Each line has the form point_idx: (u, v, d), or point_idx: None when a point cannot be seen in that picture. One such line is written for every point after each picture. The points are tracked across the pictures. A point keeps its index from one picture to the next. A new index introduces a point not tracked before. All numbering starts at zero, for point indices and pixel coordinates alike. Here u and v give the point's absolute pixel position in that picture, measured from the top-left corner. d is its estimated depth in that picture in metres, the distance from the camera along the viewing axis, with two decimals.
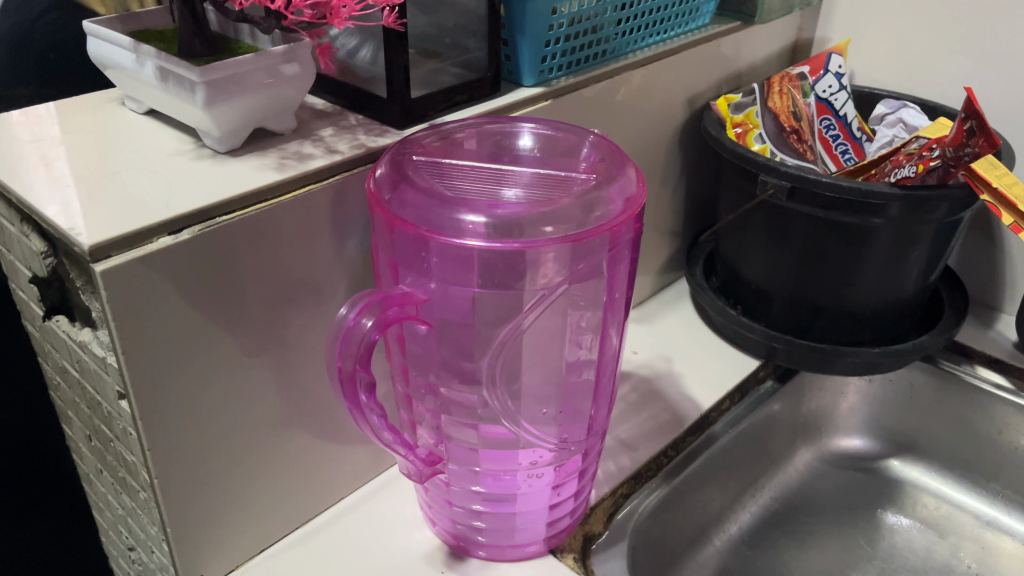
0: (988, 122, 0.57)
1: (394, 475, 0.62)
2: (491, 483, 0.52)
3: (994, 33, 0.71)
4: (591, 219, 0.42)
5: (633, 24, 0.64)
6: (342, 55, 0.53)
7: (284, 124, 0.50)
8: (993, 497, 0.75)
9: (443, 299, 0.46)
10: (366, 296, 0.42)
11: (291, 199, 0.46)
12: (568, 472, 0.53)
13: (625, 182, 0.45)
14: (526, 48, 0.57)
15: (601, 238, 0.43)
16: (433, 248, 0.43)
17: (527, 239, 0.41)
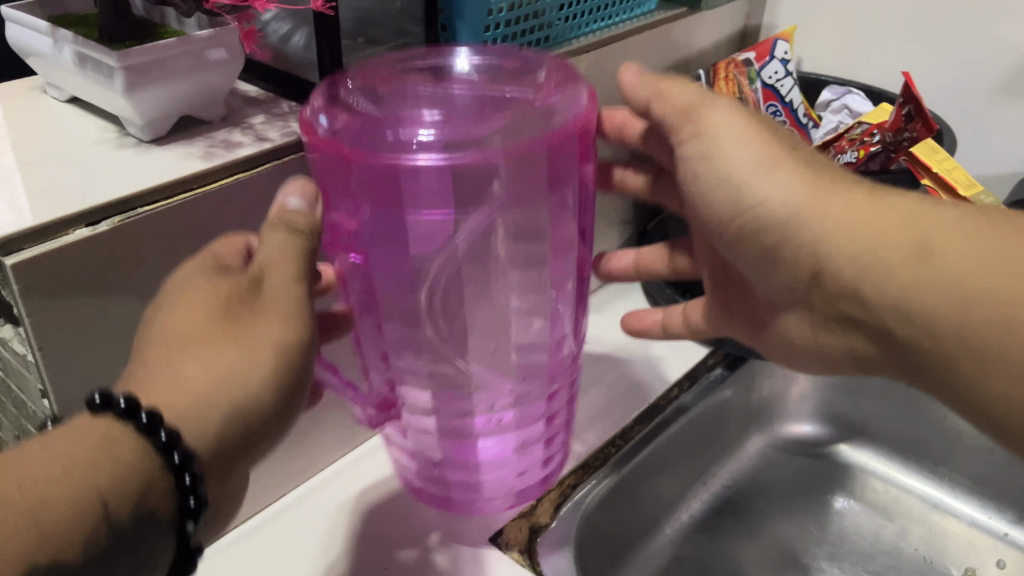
0: (926, 106, 0.57)
1: (345, 466, 0.62)
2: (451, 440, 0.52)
3: (937, 19, 0.71)
4: (534, 142, 0.41)
5: (576, 9, 0.63)
6: (275, 41, 0.52)
7: (213, 112, 0.48)
8: (939, 481, 0.76)
9: (377, 230, 0.43)
10: (297, 184, 0.41)
11: (218, 189, 0.44)
12: (530, 418, 0.53)
13: (565, 95, 0.44)
14: (466, 32, 0.56)
15: (540, 157, 0.42)
16: (361, 183, 0.40)
17: (462, 155, 0.40)
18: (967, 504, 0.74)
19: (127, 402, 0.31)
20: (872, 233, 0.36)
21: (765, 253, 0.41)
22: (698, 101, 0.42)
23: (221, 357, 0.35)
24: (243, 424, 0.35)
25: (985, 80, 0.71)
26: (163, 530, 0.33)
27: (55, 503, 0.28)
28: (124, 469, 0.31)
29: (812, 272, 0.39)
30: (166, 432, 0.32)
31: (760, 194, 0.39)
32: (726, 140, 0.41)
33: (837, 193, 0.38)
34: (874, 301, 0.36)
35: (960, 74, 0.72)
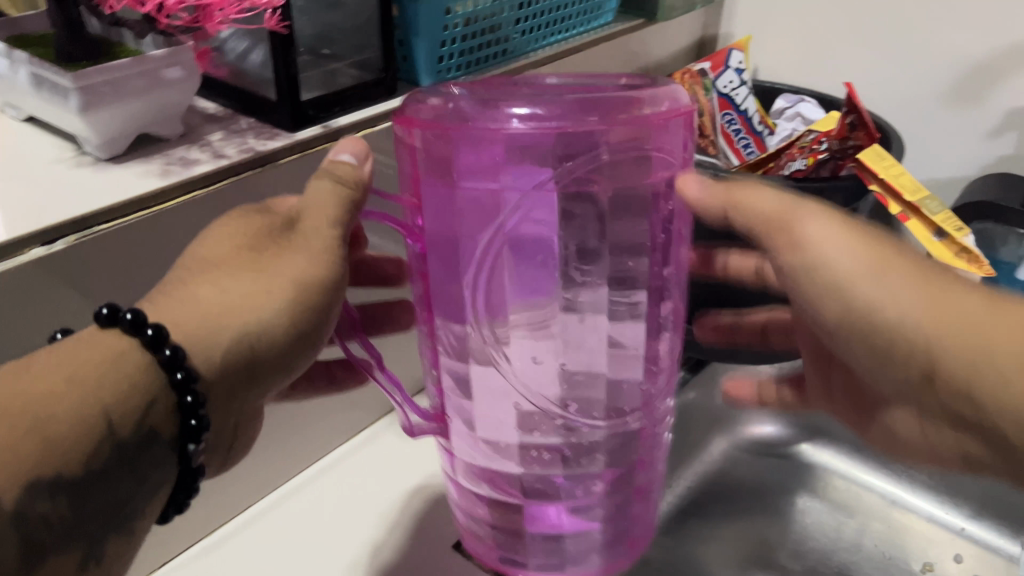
0: (867, 116, 0.61)
1: (315, 475, 0.62)
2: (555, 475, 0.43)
3: (884, 28, 0.73)
4: (640, 118, 0.36)
5: (533, 22, 0.65)
6: (233, 58, 0.53)
7: (171, 129, 0.49)
8: (899, 477, 0.77)
9: (453, 220, 0.38)
10: (358, 141, 0.43)
11: (175, 206, 0.45)
12: (643, 455, 0.44)
13: (664, 87, 0.39)
14: (422, 47, 0.57)
15: (658, 125, 0.36)
16: (436, 142, 0.36)
17: (577, 120, 0.35)
18: (926, 500, 0.75)
19: (134, 317, 0.35)
20: (988, 339, 0.33)
21: (869, 353, 0.37)
22: (786, 205, 0.37)
23: (237, 284, 0.39)
24: (251, 350, 0.38)
25: (934, 86, 0.72)
26: (165, 446, 0.37)
27: (63, 408, 0.33)
28: (131, 379, 0.35)
29: (921, 376, 0.36)
30: (169, 348, 0.35)
31: (868, 295, 0.35)
32: (826, 243, 0.36)
33: (946, 292, 0.35)
34: (992, 409, 0.34)
35: (911, 80, 0.74)
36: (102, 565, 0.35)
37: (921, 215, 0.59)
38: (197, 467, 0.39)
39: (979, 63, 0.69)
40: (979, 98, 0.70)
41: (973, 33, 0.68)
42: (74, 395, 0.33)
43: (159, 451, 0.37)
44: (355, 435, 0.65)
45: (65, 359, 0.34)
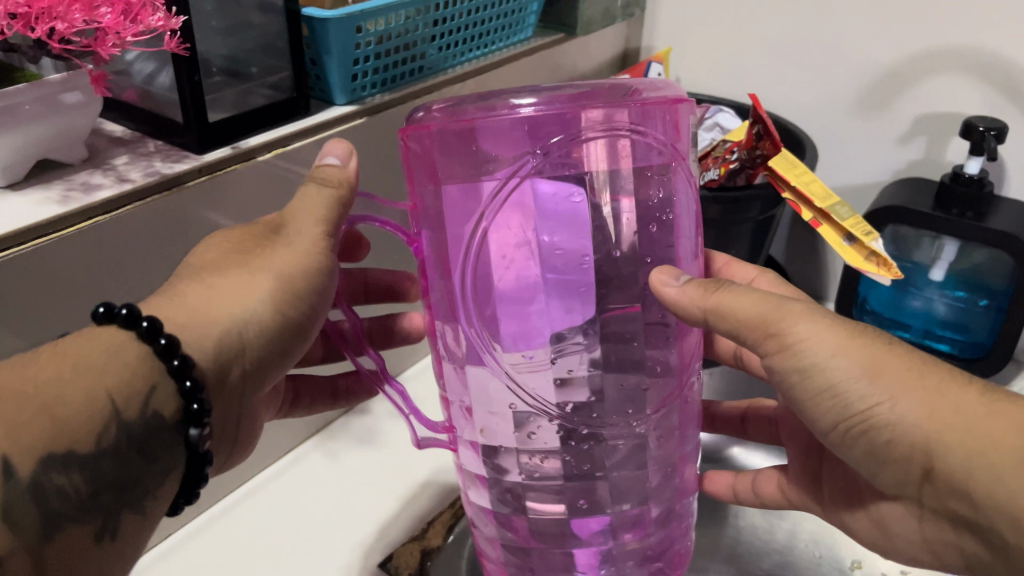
0: (772, 125, 0.61)
1: (245, 495, 0.63)
2: (581, 501, 0.44)
3: (794, 38, 0.76)
4: (611, 109, 0.39)
5: (451, 38, 0.65)
6: (141, 80, 0.52)
7: (74, 154, 0.49)
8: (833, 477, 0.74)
9: (450, 213, 0.41)
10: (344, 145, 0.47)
11: (75, 233, 0.45)
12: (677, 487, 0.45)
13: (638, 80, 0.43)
14: (335, 67, 0.58)
15: (648, 114, 0.40)
16: (440, 140, 0.40)
17: (572, 112, 0.39)
18: None
19: (129, 311, 0.37)
20: (980, 438, 0.35)
21: (871, 454, 0.39)
22: (771, 308, 0.39)
23: (227, 281, 0.41)
24: (243, 338, 0.40)
25: (846, 94, 0.74)
26: (172, 433, 0.38)
27: (71, 390, 0.34)
28: (131, 368, 0.37)
29: (922, 470, 0.38)
30: (165, 337, 0.37)
31: (870, 401, 0.37)
32: (820, 348, 0.38)
33: (947, 395, 0.37)
34: (986, 505, 0.36)
35: (824, 89, 0.76)
36: (117, 541, 0.36)
37: (831, 220, 0.58)
38: (205, 451, 0.39)
39: (887, 71, 0.71)
40: (888, 105, 0.72)
41: (879, 42, 0.70)
42: (78, 381, 0.35)
43: (165, 438, 0.38)
44: (283, 456, 0.67)
45: (68, 351, 0.36)
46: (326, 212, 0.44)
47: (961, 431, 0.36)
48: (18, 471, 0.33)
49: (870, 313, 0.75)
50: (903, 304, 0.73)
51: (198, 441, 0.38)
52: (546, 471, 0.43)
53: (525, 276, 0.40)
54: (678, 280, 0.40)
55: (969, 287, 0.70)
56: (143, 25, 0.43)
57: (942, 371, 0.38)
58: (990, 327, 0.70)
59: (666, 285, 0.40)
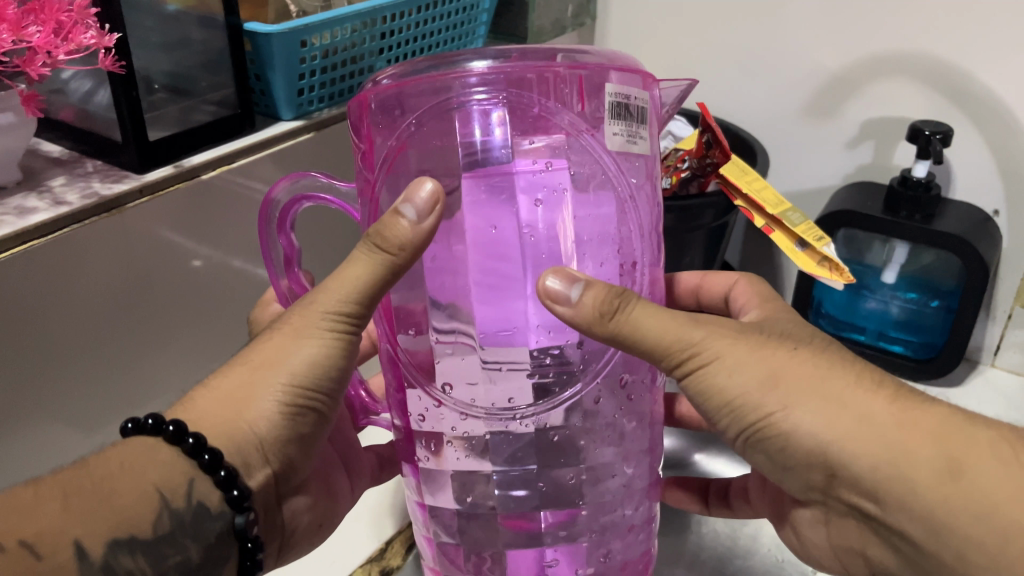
0: (721, 135, 0.61)
1: None
2: (467, 496, 0.42)
3: (739, 47, 0.77)
4: (503, 72, 0.38)
5: (399, 52, 0.66)
6: (78, 98, 0.51)
7: (7, 176, 0.47)
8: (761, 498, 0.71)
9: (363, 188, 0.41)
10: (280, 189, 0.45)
11: (7, 259, 0.43)
12: (610, 492, 0.43)
13: (587, 51, 0.42)
14: (280, 81, 0.58)
15: (546, 80, 0.39)
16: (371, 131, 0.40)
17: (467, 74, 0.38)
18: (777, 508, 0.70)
19: (155, 418, 0.36)
20: (886, 446, 0.35)
21: (770, 459, 0.39)
22: (675, 330, 0.38)
23: (237, 381, 0.38)
24: (262, 439, 0.38)
25: (793, 100, 0.75)
26: (218, 522, 0.38)
27: (125, 488, 0.35)
28: (170, 464, 0.36)
29: (825, 474, 0.37)
30: (191, 436, 0.36)
31: (767, 411, 0.37)
32: (722, 367, 0.38)
33: (852, 403, 0.36)
34: (893, 506, 0.36)
35: (771, 95, 0.77)
36: None
37: (785, 227, 0.58)
38: (256, 538, 0.39)
39: (832, 77, 0.72)
40: (834, 110, 0.73)
41: (823, 48, 0.71)
42: (124, 481, 0.35)
43: (213, 527, 0.37)
44: None
45: (115, 458, 0.36)
46: (354, 281, 0.38)
47: (859, 432, 0.35)
48: (89, 553, 0.34)
49: (825, 315, 0.76)
50: (858, 308, 0.74)
51: (245, 528, 0.38)
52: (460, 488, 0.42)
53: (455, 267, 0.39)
54: (575, 283, 0.37)
55: (921, 288, 0.71)
56: (74, 44, 0.42)
57: (847, 375, 0.37)
58: (943, 325, 0.71)
59: (551, 288, 0.37)
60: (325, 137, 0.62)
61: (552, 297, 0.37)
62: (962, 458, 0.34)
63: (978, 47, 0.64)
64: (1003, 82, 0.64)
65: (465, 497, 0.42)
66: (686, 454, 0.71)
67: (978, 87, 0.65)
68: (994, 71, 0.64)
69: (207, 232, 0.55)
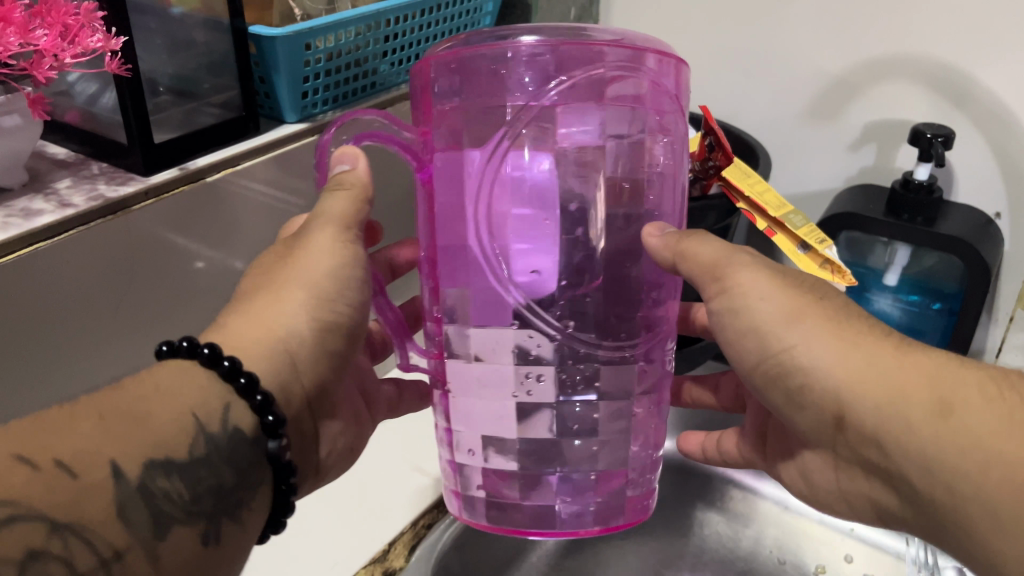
0: (723, 137, 0.61)
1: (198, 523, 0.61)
2: (571, 424, 0.43)
3: (738, 50, 0.77)
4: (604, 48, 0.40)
5: (402, 54, 0.66)
6: (83, 101, 0.52)
7: (12, 178, 0.48)
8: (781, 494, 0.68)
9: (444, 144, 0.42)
10: (353, 147, 0.46)
11: (14, 260, 0.43)
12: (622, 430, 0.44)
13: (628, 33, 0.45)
14: (284, 85, 0.58)
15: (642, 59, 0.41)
16: (443, 75, 0.41)
17: (572, 48, 0.40)
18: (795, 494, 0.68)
19: (190, 342, 0.37)
20: (890, 386, 0.36)
21: (788, 398, 0.40)
22: (720, 256, 0.41)
23: (264, 313, 0.40)
24: (292, 354, 0.39)
25: (795, 103, 0.76)
26: (254, 446, 0.38)
27: (161, 409, 0.35)
28: (205, 390, 0.37)
29: (835, 419, 0.39)
30: (227, 359, 0.37)
31: (787, 342, 0.39)
32: (752, 292, 0.40)
33: (860, 347, 0.37)
34: (897, 453, 0.36)
35: (773, 97, 0.77)
36: (218, 547, 0.36)
37: (785, 229, 0.57)
38: (289, 463, 0.39)
39: (833, 81, 0.72)
40: (836, 113, 0.73)
41: (826, 51, 0.71)
42: (160, 404, 0.35)
43: (246, 453, 0.37)
44: None
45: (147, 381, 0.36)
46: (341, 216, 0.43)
47: (872, 371, 0.37)
48: (125, 474, 0.33)
49: None
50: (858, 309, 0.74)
51: (278, 453, 0.38)
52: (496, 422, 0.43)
53: (484, 201, 0.40)
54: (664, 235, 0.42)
55: (924, 290, 0.71)
56: (81, 47, 0.43)
57: (858, 334, 0.38)
58: (944, 328, 0.70)
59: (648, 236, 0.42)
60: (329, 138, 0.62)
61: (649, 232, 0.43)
62: (953, 399, 0.35)
63: (979, 47, 0.64)
64: (1005, 83, 0.64)
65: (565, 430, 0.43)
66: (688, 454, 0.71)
67: (979, 88, 0.65)
68: (997, 73, 0.64)
69: (212, 234, 0.55)
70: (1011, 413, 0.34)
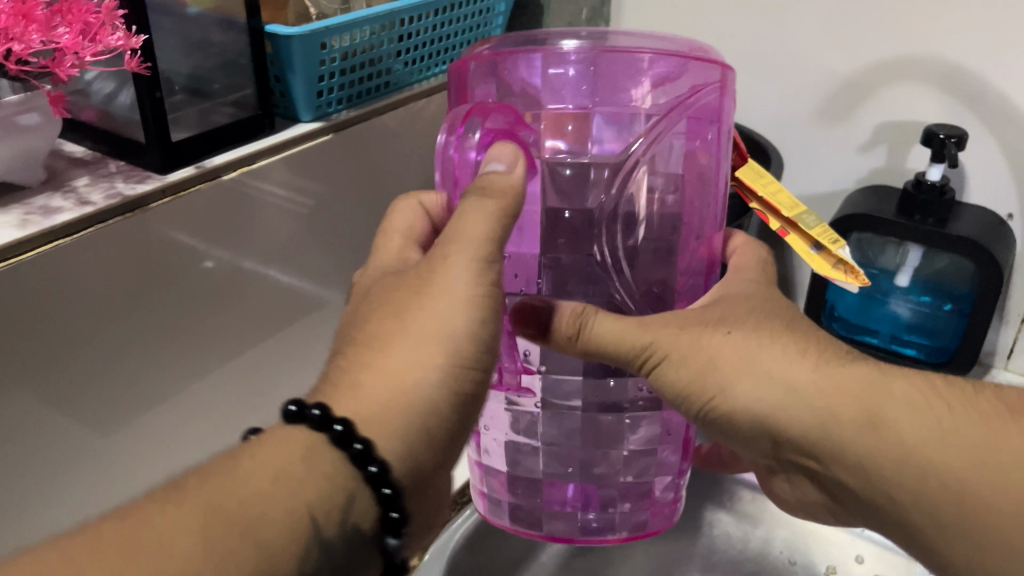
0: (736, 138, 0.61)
1: None
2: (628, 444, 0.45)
3: (749, 50, 0.77)
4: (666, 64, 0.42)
5: (415, 54, 0.67)
6: (100, 100, 0.52)
7: (31, 175, 0.48)
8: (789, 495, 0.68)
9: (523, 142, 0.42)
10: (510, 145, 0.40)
11: (32, 258, 0.44)
12: (654, 440, 0.46)
13: (681, 40, 0.45)
14: (299, 84, 0.58)
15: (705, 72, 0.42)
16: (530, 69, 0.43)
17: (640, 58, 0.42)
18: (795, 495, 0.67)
19: (322, 413, 0.35)
20: (817, 412, 0.38)
21: (725, 433, 0.42)
22: (630, 335, 0.40)
23: (398, 363, 0.36)
24: (417, 426, 0.36)
25: (806, 105, 0.76)
26: (368, 541, 0.35)
27: (275, 509, 0.32)
28: (327, 471, 0.34)
29: (772, 442, 0.41)
30: (340, 423, 0.34)
31: (709, 395, 0.40)
32: (670, 367, 0.40)
33: (782, 369, 0.39)
34: (835, 464, 0.39)
35: (786, 98, 0.77)
36: None
37: (800, 230, 0.57)
38: (401, 561, 0.37)
39: (844, 83, 0.72)
40: (847, 115, 0.73)
41: (839, 52, 0.71)
42: (278, 487, 0.33)
43: (360, 547, 0.35)
44: None
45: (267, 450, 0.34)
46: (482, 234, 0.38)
47: (795, 403, 0.39)
48: None
49: (839, 319, 0.76)
50: (871, 309, 0.74)
51: (394, 551, 0.36)
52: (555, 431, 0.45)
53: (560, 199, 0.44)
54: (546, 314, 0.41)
55: (936, 292, 0.71)
56: (102, 45, 0.43)
57: (777, 350, 0.40)
58: (955, 330, 0.71)
59: (586, 327, 0.41)
60: (343, 138, 0.62)
61: (524, 321, 0.42)
62: (880, 411, 0.37)
63: (988, 47, 0.64)
64: (1015, 83, 0.64)
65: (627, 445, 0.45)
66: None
67: (991, 89, 0.65)
68: (1008, 74, 0.64)
69: (227, 235, 0.56)
70: (936, 418, 0.37)
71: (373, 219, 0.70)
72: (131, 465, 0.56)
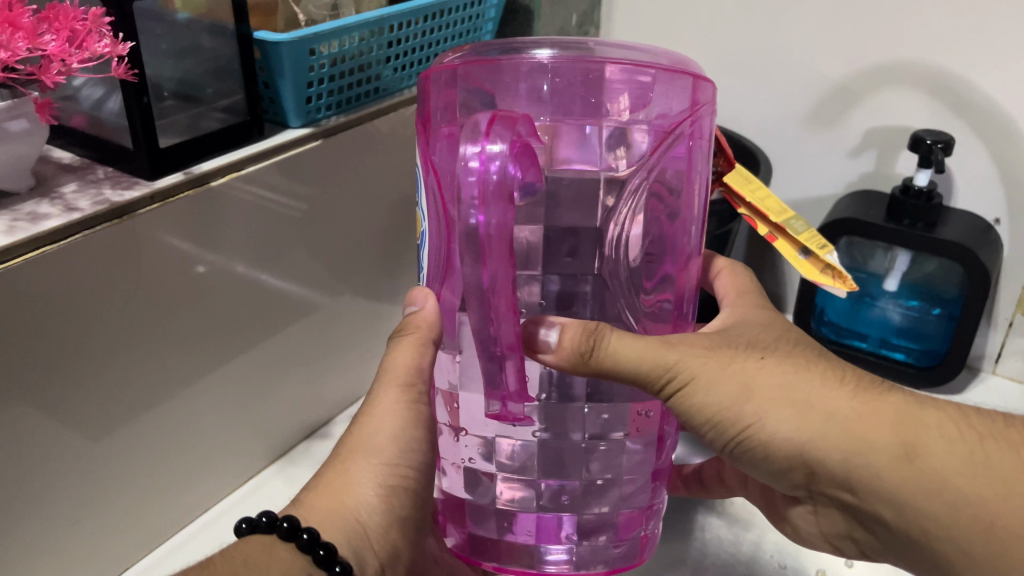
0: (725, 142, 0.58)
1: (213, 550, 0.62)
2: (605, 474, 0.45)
3: (740, 55, 0.77)
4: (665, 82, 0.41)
5: (404, 60, 0.68)
6: (89, 105, 0.52)
7: (20, 181, 0.48)
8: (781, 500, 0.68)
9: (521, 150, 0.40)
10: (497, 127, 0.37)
11: (18, 265, 0.44)
12: (631, 466, 0.46)
13: (663, 53, 0.44)
14: (289, 90, 0.59)
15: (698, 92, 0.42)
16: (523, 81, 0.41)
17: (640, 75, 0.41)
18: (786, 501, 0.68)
19: (269, 517, 0.42)
20: (851, 441, 0.40)
21: (763, 466, 0.43)
22: (652, 358, 0.41)
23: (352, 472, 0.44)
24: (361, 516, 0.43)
25: (797, 110, 0.76)
26: None
27: None
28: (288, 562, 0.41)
29: (805, 473, 0.42)
30: (306, 531, 0.41)
31: (746, 424, 0.42)
32: (701, 393, 0.41)
33: (818, 400, 0.41)
34: (871, 496, 0.41)
35: (776, 104, 0.77)
36: None
37: (787, 235, 0.57)
38: None
39: (834, 88, 0.73)
40: (836, 120, 0.74)
41: (829, 57, 0.72)
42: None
43: None
44: (243, 484, 0.69)
45: (236, 555, 0.41)
46: (411, 366, 0.44)
47: (827, 432, 0.40)
48: None
49: (828, 323, 0.77)
50: (860, 313, 0.74)
51: None
52: (547, 457, 0.45)
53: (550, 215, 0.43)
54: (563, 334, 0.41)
55: (922, 296, 0.71)
56: (89, 52, 0.43)
57: (812, 378, 0.41)
58: (944, 333, 0.72)
59: (605, 346, 0.40)
60: (334, 143, 0.62)
61: (536, 346, 0.41)
62: (915, 443, 0.39)
63: (973, 53, 0.64)
64: (1002, 89, 0.64)
65: (605, 473, 0.45)
66: (690, 457, 0.71)
67: (978, 95, 0.66)
68: (995, 81, 0.64)
69: (218, 240, 0.56)
70: (969, 452, 0.39)
71: (366, 223, 0.70)
72: (122, 468, 0.56)
